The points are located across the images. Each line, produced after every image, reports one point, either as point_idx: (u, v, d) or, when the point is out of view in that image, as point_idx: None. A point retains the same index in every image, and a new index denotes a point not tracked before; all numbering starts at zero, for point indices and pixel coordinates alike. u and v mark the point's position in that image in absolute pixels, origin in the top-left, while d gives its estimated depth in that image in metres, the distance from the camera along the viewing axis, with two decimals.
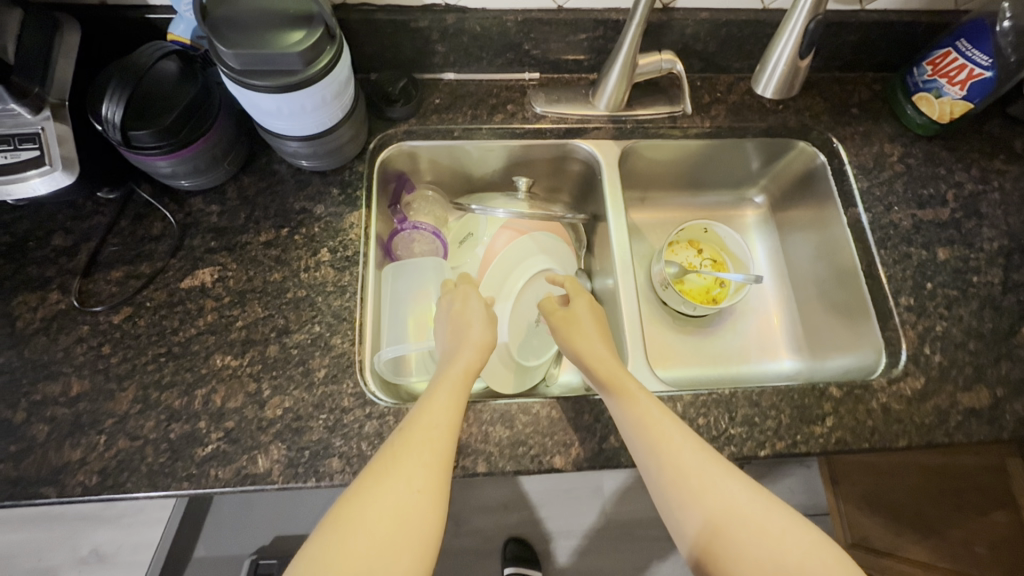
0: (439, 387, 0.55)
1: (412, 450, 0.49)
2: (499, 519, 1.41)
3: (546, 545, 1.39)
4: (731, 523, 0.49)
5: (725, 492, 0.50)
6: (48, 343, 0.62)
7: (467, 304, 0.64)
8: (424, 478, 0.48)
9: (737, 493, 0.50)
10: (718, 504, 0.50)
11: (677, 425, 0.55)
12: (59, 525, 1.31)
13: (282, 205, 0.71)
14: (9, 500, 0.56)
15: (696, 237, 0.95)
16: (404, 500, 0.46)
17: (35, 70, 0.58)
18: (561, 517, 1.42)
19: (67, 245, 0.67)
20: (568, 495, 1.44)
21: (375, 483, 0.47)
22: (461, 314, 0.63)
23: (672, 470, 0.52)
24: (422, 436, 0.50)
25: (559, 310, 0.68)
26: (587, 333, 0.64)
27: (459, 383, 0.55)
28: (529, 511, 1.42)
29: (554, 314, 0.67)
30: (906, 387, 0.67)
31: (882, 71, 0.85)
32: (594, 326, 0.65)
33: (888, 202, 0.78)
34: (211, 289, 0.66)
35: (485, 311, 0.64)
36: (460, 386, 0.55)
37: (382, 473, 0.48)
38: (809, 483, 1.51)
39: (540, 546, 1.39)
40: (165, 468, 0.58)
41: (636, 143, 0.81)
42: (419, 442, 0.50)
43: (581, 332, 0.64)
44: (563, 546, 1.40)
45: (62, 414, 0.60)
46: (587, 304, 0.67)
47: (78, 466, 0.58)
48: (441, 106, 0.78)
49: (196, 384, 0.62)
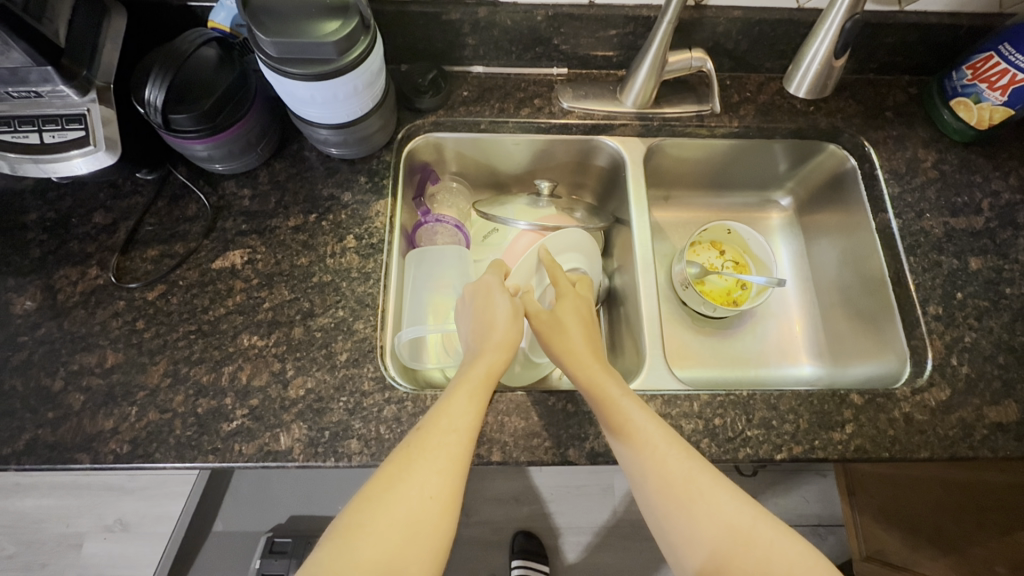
0: (456, 390, 0.56)
1: (423, 458, 0.50)
2: (509, 511, 1.42)
3: (554, 539, 1.40)
4: (725, 540, 0.50)
5: (718, 507, 0.51)
6: (86, 317, 0.65)
7: (493, 299, 0.64)
8: (436, 486, 0.49)
9: (731, 510, 0.51)
10: (712, 522, 0.50)
11: (684, 444, 0.55)
12: (87, 493, 1.38)
13: (311, 191, 0.72)
14: (47, 463, 0.59)
15: (719, 238, 0.94)
16: (415, 506, 0.48)
17: (83, 53, 0.60)
18: (571, 513, 1.43)
19: (107, 222, 0.69)
20: (579, 492, 1.44)
21: (389, 487, 0.48)
22: (487, 313, 0.63)
23: (668, 483, 0.53)
24: (436, 442, 0.51)
25: (542, 312, 0.65)
26: (573, 339, 0.63)
27: (479, 388, 0.56)
28: (538, 505, 1.43)
29: (537, 319, 0.65)
30: (930, 397, 0.66)
31: (919, 74, 0.83)
32: (579, 329, 0.65)
33: (920, 209, 0.76)
34: (241, 270, 0.68)
35: (513, 305, 0.63)
36: (479, 391, 0.56)
37: (388, 480, 0.49)
38: (824, 492, 1.49)
39: (548, 540, 1.40)
40: (192, 441, 0.60)
41: (662, 141, 0.81)
42: (430, 448, 0.51)
43: (567, 336, 0.64)
44: (572, 542, 1.40)
45: (97, 384, 0.62)
46: (570, 308, 0.67)
47: (110, 435, 0.60)
48: (469, 99, 0.79)
49: (224, 361, 0.64)
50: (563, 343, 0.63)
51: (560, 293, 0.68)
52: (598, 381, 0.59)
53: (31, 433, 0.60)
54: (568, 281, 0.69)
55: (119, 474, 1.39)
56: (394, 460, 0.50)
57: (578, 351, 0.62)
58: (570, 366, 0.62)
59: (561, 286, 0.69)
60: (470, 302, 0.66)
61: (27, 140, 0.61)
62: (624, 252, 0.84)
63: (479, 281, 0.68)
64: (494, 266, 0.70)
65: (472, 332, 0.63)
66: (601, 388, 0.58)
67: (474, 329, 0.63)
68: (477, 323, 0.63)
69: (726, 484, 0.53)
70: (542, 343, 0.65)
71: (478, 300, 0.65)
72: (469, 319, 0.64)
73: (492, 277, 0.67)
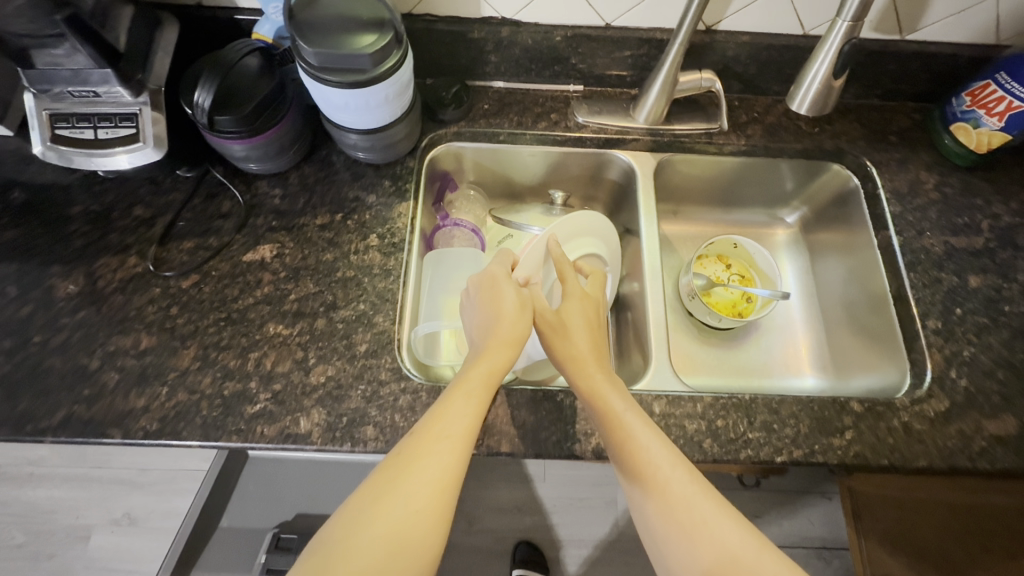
0: (460, 389, 0.57)
1: (425, 459, 0.52)
2: (512, 520, 1.43)
3: (555, 550, 1.40)
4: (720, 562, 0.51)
5: (712, 525, 0.53)
6: (123, 302, 0.69)
7: (500, 291, 0.67)
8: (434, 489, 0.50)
9: (729, 535, 0.52)
10: (706, 541, 0.52)
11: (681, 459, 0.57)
12: (98, 485, 1.41)
13: (338, 192, 0.77)
14: (80, 438, 0.62)
15: (725, 252, 0.97)
16: (414, 508, 0.49)
17: (139, 58, 0.66)
18: (574, 525, 1.43)
19: (147, 215, 0.74)
20: (582, 504, 1.45)
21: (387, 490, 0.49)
22: (495, 305, 0.66)
23: (664, 499, 0.55)
24: (436, 442, 0.52)
25: (548, 313, 0.68)
26: (575, 343, 0.66)
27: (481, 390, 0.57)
28: (540, 515, 1.43)
29: (543, 319, 0.68)
30: (929, 408, 0.68)
31: (921, 100, 0.87)
32: (582, 334, 0.67)
33: (920, 228, 0.79)
34: (270, 264, 0.72)
35: (519, 297, 0.66)
36: (481, 393, 0.57)
37: (389, 482, 0.50)
38: (829, 514, 1.48)
39: (550, 552, 1.39)
40: (217, 422, 0.63)
41: (672, 157, 0.85)
42: (429, 451, 0.52)
43: (569, 338, 0.67)
44: (573, 555, 1.40)
45: (131, 365, 0.66)
46: (575, 309, 0.69)
47: (141, 413, 0.63)
48: (490, 111, 0.84)
49: (250, 348, 0.67)
50: (566, 348, 0.66)
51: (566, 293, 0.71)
52: (598, 391, 0.61)
53: (67, 409, 0.63)
54: (574, 277, 0.71)
55: (131, 467, 1.43)
56: (396, 461, 0.51)
57: (581, 358, 0.64)
58: (571, 375, 0.64)
59: (567, 285, 0.71)
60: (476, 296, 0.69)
61: (82, 136, 0.66)
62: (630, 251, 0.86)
63: (485, 270, 0.71)
64: (502, 254, 0.73)
65: (478, 325, 0.66)
66: (601, 399, 0.60)
67: (479, 325, 0.66)
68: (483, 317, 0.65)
69: (723, 508, 0.54)
70: (545, 345, 0.68)
71: (484, 292, 0.68)
72: (475, 311, 0.67)
73: (500, 268, 0.70)
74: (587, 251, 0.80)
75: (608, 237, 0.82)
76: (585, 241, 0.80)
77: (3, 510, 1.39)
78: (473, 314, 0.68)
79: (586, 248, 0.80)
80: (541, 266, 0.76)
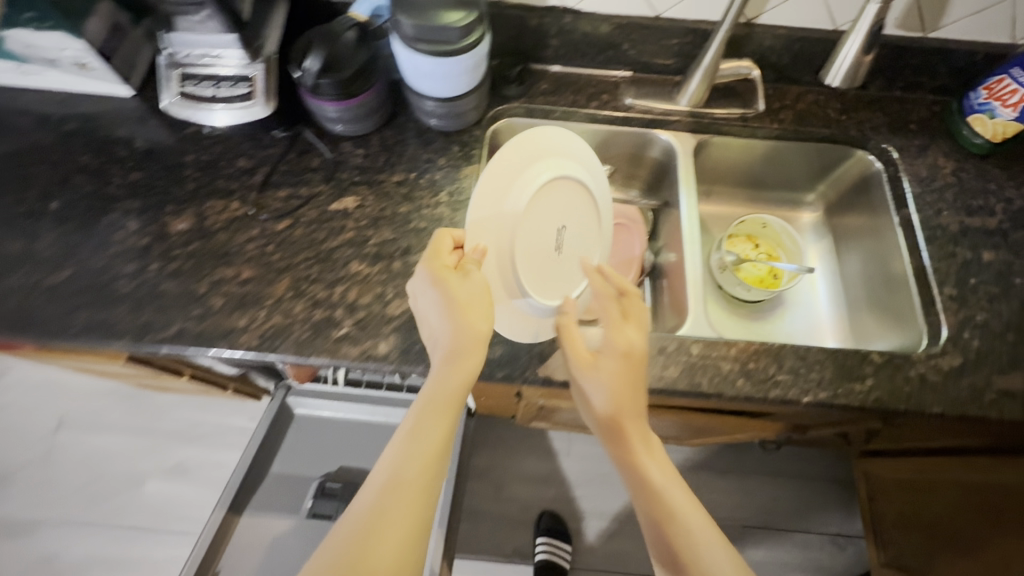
0: (420, 425, 0.61)
1: (395, 511, 0.56)
2: (537, 491, 1.50)
3: (578, 522, 1.46)
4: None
5: None
6: (226, 239, 0.78)
7: (450, 287, 0.63)
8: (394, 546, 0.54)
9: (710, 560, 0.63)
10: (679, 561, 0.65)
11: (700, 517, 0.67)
12: (155, 437, 1.52)
13: (413, 154, 0.86)
14: (191, 349, 0.71)
15: (754, 232, 1.05)
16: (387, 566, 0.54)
17: (257, 27, 0.76)
18: (596, 498, 1.49)
19: (247, 167, 0.84)
20: (604, 479, 1.51)
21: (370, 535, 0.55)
22: (449, 302, 0.63)
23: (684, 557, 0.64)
24: (405, 493, 0.57)
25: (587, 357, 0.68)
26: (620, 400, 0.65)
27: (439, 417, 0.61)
28: (565, 488, 1.50)
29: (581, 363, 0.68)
30: (943, 362, 0.74)
31: (941, 95, 0.94)
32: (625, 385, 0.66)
33: (938, 207, 0.86)
34: (353, 212, 0.81)
35: (473, 288, 0.64)
36: (439, 418, 0.61)
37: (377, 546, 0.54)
38: (844, 503, 1.53)
39: (572, 523, 1.46)
40: (309, 342, 0.72)
41: (712, 137, 0.93)
42: (399, 502, 0.57)
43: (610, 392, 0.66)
44: (595, 526, 1.46)
45: (233, 291, 0.75)
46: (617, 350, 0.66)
47: (243, 330, 0.72)
48: (547, 91, 0.93)
49: (336, 282, 0.76)
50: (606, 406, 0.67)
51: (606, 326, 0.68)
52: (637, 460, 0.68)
53: (179, 324, 0.72)
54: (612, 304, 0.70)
55: (183, 422, 1.54)
56: (377, 515, 0.56)
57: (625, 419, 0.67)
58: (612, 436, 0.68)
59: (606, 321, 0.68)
60: (422, 295, 0.66)
61: (204, 92, 0.77)
62: (592, 181, 0.78)
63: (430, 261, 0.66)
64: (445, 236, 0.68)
65: (427, 326, 0.66)
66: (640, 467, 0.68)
67: (431, 331, 0.66)
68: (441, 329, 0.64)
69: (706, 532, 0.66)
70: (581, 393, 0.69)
71: (432, 291, 0.64)
72: (429, 314, 0.65)
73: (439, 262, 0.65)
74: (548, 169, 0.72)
75: (556, 147, 0.73)
76: (535, 166, 0.70)
77: (67, 454, 1.50)
78: (427, 314, 0.66)
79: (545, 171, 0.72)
80: (500, 207, 0.67)
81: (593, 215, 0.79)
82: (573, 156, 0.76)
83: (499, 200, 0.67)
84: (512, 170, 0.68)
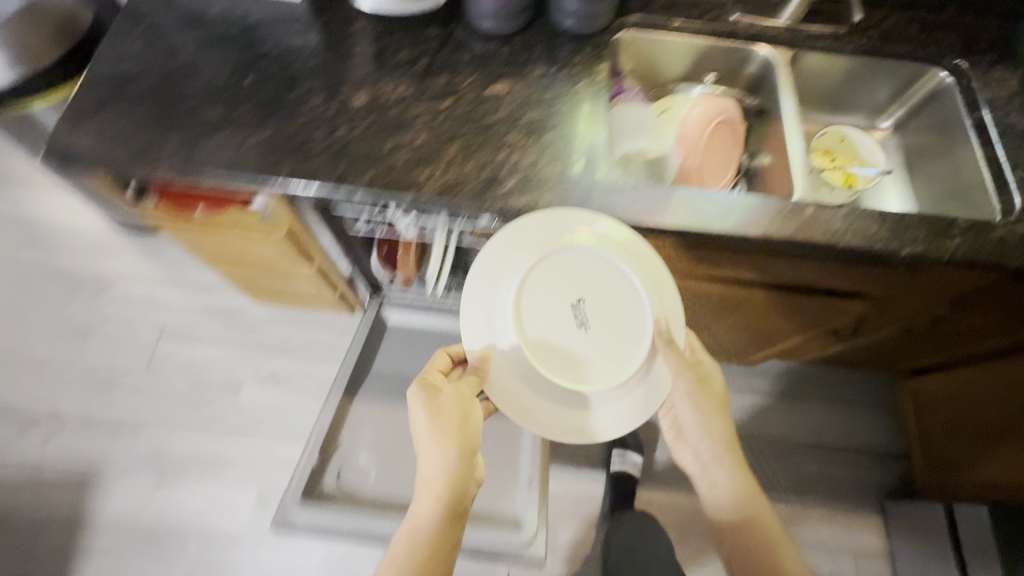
0: (440, 505, 0.89)
1: (422, 554, 0.87)
2: None
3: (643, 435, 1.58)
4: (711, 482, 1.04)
5: (771, 551, 0.96)
6: (401, 110, 0.90)
7: (433, 413, 0.91)
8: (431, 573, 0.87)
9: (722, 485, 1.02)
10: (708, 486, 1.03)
11: (749, 485, 1.02)
12: (249, 349, 1.64)
13: (553, 51, 0.98)
14: (382, 195, 0.83)
15: (832, 145, 1.18)
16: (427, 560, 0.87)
17: None
18: None
19: (411, 56, 0.96)
20: None
21: None
22: (433, 439, 0.90)
23: (747, 524, 0.99)
24: (426, 548, 0.87)
25: (698, 365, 0.96)
26: (714, 406, 0.98)
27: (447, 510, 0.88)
28: None
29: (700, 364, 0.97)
30: (1020, 228, 0.87)
31: (1007, 21, 1.07)
32: (718, 403, 0.98)
33: (1009, 111, 0.99)
34: (506, 95, 0.93)
35: (453, 422, 0.90)
36: (446, 515, 0.88)
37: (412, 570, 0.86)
38: (886, 426, 1.65)
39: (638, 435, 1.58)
40: (482, 193, 0.84)
41: (804, 53, 1.06)
42: (422, 549, 0.87)
43: (710, 395, 0.95)
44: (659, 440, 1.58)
45: (413, 151, 0.86)
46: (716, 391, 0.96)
47: (424, 182, 0.84)
48: (663, 7, 1.06)
49: (499, 148, 0.88)
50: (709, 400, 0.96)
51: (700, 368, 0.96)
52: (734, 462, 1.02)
53: (371, 174, 0.84)
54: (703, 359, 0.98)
55: (275, 337, 1.65)
56: (403, 558, 0.87)
57: (716, 420, 0.99)
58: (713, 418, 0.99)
59: (706, 364, 0.97)
60: (418, 427, 0.92)
61: None
62: (600, 245, 0.83)
63: (418, 391, 0.93)
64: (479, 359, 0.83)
65: (422, 464, 0.91)
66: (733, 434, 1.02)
67: (426, 458, 0.90)
68: (429, 462, 0.90)
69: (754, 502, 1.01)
70: (700, 407, 0.96)
71: (421, 412, 0.91)
72: (420, 440, 0.91)
73: (416, 398, 0.93)
74: (533, 300, 0.84)
75: (528, 235, 0.83)
76: (515, 258, 0.84)
77: (168, 363, 1.61)
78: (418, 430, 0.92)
79: (540, 293, 0.84)
80: (487, 339, 0.84)
81: (597, 287, 0.85)
82: (584, 229, 0.83)
83: (487, 335, 0.84)
84: (489, 279, 0.84)
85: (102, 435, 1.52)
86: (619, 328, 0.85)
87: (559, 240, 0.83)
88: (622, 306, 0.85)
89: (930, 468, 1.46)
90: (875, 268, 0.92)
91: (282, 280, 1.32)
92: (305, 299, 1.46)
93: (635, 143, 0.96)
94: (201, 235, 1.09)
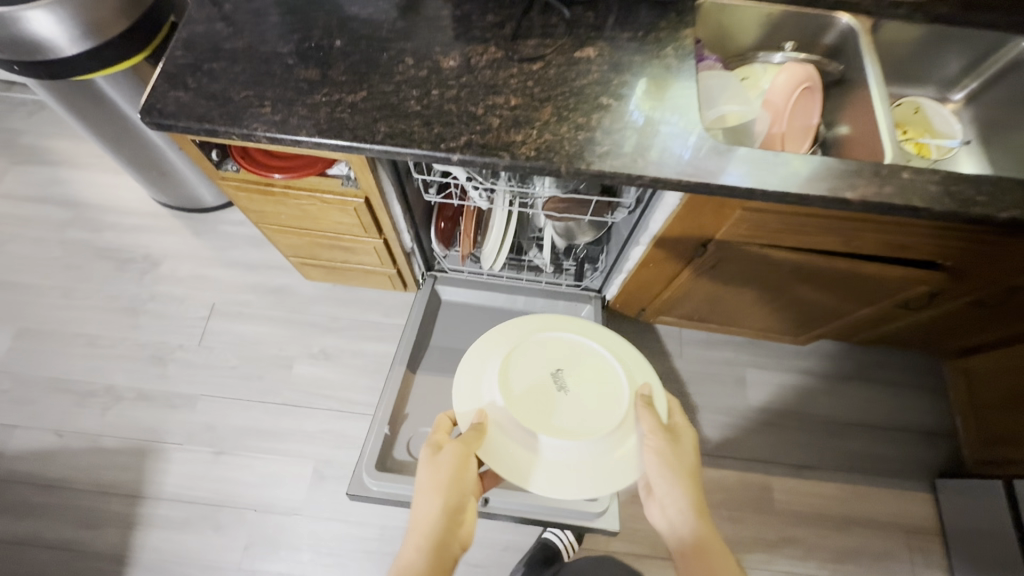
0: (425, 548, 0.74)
1: None
2: None
3: (692, 413, 1.59)
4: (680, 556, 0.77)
5: None
6: (492, 74, 0.90)
7: (437, 457, 0.80)
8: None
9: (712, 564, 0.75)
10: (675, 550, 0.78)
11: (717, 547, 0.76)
12: (299, 326, 1.64)
13: (637, 17, 0.98)
14: (480, 155, 0.83)
15: (905, 117, 1.17)
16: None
17: None
18: (708, 394, 1.61)
19: (497, 21, 0.96)
20: (714, 378, 1.64)
21: None
22: (433, 476, 0.79)
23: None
24: None
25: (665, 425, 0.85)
26: (682, 468, 0.80)
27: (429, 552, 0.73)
28: (679, 384, 1.62)
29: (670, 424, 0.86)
30: None
31: None
32: (687, 465, 0.81)
33: None
34: (595, 59, 0.93)
35: (454, 457, 0.80)
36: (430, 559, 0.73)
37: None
38: (935, 407, 1.64)
39: (687, 414, 1.58)
40: (578, 154, 0.84)
41: (884, 22, 1.05)
42: None
43: (680, 458, 0.81)
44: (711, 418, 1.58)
45: (507, 114, 0.86)
46: (683, 447, 0.83)
47: (521, 143, 0.84)
48: None
49: (591, 110, 0.88)
50: (664, 471, 0.80)
51: (674, 432, 0.85)
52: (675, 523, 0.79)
53: (467, 136, 0.84)
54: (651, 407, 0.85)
55: (324, 314, 1.66)
56: None
57: (675, 484, 0.79)
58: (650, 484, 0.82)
59: (679, 422, 0.86)
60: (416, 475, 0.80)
61: None
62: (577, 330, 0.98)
63: (432, 436, 0.85)
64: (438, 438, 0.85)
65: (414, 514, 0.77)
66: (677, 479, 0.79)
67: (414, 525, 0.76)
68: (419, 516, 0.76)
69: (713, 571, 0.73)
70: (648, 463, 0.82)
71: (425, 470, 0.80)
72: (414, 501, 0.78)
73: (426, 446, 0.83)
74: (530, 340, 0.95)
75: (521, 329, 0.97)
76: (492, 353, 0.94)
77: (219, 339, 1.62)
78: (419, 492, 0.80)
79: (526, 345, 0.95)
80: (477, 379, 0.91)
81: (585, 350, 0.95)
82: (560, 327, 0.98)
83: (474, 392, 0.90)
84: (476, 365, 0.93)
85: (157, 409, 1.52)
86: (594, 403, 0.88)
87: (534, 327, 0.98)
88: (599, 390, 0.90)
89: (982, 442, 1.41)
90: (931, 222, 0.91)
91: (344, 254, 1.32)
92: (361, 277, 1.47)
93: (717, 110, 0.97)
94: (276, 205, 1.10)
